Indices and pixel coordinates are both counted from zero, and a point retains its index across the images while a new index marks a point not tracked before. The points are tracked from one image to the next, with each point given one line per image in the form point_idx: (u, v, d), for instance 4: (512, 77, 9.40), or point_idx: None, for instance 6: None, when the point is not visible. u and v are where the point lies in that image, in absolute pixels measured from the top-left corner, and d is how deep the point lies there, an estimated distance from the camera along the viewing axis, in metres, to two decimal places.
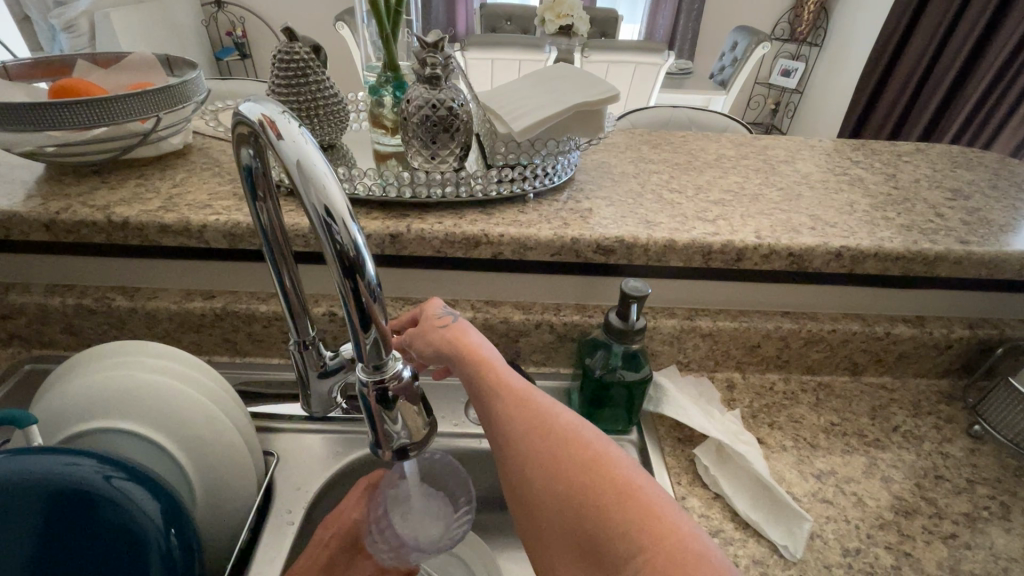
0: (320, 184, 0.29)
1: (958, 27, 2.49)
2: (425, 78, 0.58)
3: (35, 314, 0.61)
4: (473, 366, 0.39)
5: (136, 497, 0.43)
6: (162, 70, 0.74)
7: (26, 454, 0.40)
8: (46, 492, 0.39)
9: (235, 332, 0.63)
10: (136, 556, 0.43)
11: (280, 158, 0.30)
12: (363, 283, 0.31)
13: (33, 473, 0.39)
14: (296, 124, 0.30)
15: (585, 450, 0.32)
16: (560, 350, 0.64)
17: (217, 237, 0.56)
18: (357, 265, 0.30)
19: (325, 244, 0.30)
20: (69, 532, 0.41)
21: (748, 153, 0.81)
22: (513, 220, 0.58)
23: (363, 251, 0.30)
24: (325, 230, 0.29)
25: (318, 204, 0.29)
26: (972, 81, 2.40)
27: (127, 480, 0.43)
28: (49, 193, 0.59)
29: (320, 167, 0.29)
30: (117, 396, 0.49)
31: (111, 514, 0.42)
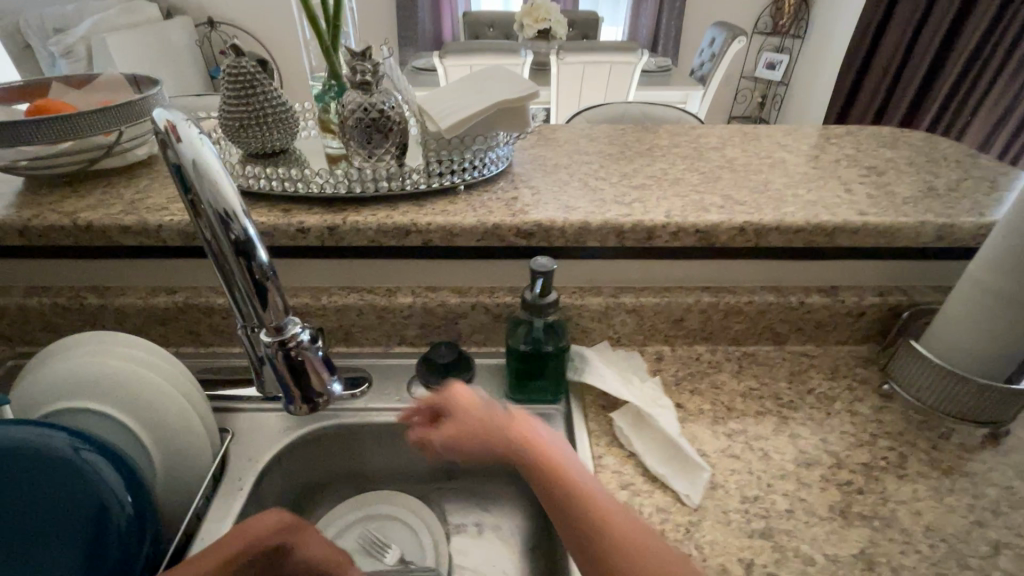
0: (217, 190, 0.37)
1: (931, 13, 2.52)
2: (357, 84, 0.64)
3: (15, 314, 0.67)
4: (537, 453, 0.49)
5: (102, 469, 0.48)
6: (130, 89, 0.80)
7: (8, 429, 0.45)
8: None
9: (197, 324, 0.68)
10: (96, 515, 0.47)
11: (179, 157, 0.36)
12: (255, 264, 0.41)
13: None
14: (197, 129, 0.37)
15: (641, 535, 0.42)
16: (497, 330, 0.69)
17: (173, 236, 0.61)
18: (251, 251, 0.40)
19: (223, 240, 0.39)
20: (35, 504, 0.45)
21: (681, 142, 0.86)
22: (443, 210, 0.64)
23: (255, 242, 0.40)
24: (224, 227, 0.38)
25: (215, 205, 0.37)
26: (949, 65, 2.42)
27: (96, 455, 0.48)
28: (23, 203, 0.65)
29: (214, 172, 0.37)
30: (86, 381, 0.55)
31: (65, 475, 0.46)
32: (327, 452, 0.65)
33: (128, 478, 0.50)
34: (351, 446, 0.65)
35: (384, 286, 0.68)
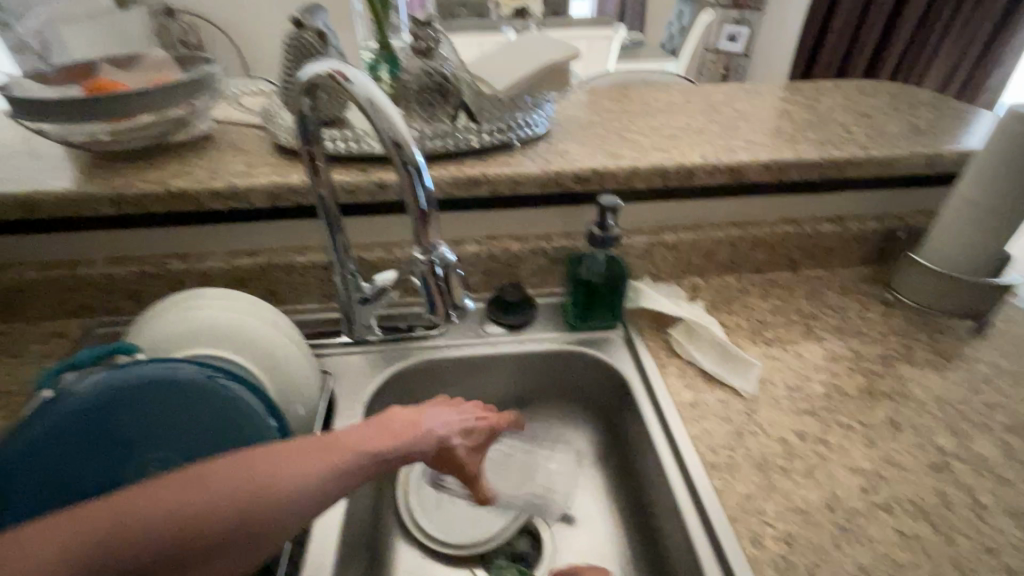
0: (389, 118, 0.42)
1: None
2: (419, 51, 0.70)
3: (101, 284, 0.71)
4: None
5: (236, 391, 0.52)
6: (176, 67, 0.83)
7: (144, 365, 0.49)
8: (112, 407, 0.47)
9: (277, 283, 0.74)
10: (233, 419, 0.51)
11: (354, 95, 0.43)
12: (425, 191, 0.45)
13: (92, 400, 0.46)
14: (358, 71, 0.44)
15: None
16: (553, 272, 0.77)
17: (260, 197, 0.66)
18: (421, 178, 0.44)
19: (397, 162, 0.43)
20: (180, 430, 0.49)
21: (693, 100, 0.95)
22: (505, 163, 0.70)
23: (422, 163, 0.44)
24: (396, 153, 0.43)
25: (391, 133, 0.42)
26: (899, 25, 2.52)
27: (226, 378, 0.52)
28: (104, 176, 0.68)
29: (383, 105, 0.43)
30: (194, 332, 0.60)
31: (182, 392, 0.49)
32: (413, 389, 0.72)
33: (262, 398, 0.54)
34: (434, 383, 0.73)
35: (450, 238, 0.75)
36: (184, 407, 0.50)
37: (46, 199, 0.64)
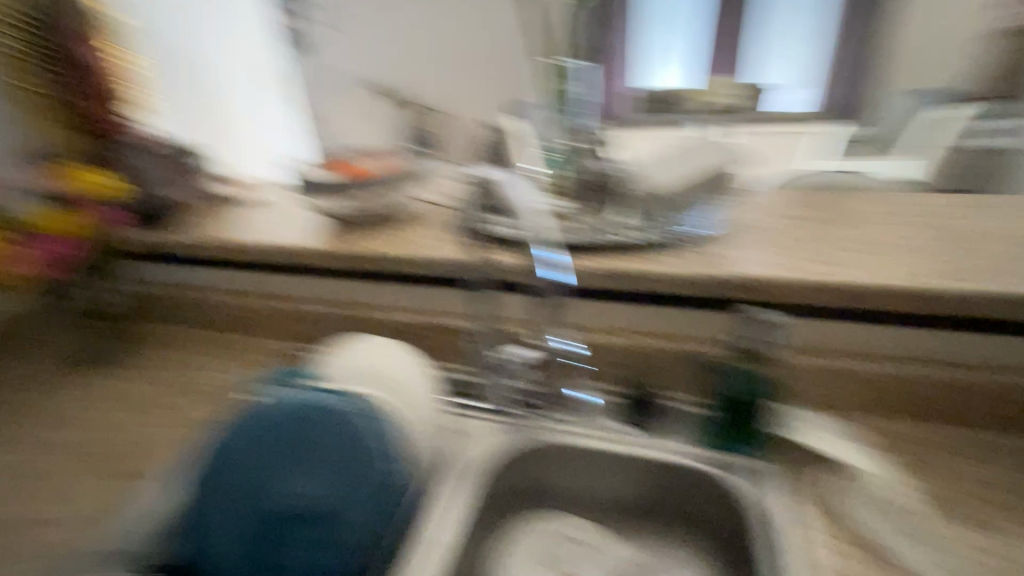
0: None
1: None
2: (592, 154, 0.79)
3: (316, 318, 0.90)
4: None
5: (367, 430, 0.58)
6: (406, 158, 1.04)
7: (310, 393, 0.60)
8: (272, 417, 0.58)
9: (440, 342, 0.84)
10: (359, 455, 0.57)
11: None
12: None
13: (263, 407, 0.59)
14: None
15: None
16: (700, 379, 0.72)
17: (438, 267, 0.78)
18: None
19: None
20: (322, 455, 0.57)
21: (906, 211, 0.82)
22: (658, 262, 0.71)
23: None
24: None
25: None
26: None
27: (364, 416, 0.59)
28: (339, 239, 0.88)
29: None
30: (353, 366, 0.69)
31: (330, 421, 0.58)
32: None
33: (390, 443, 0.59)
34: None
35: (598, 327, 0.76)
36: (330, 433, 0.58)
37: (298, 252, 0.86)
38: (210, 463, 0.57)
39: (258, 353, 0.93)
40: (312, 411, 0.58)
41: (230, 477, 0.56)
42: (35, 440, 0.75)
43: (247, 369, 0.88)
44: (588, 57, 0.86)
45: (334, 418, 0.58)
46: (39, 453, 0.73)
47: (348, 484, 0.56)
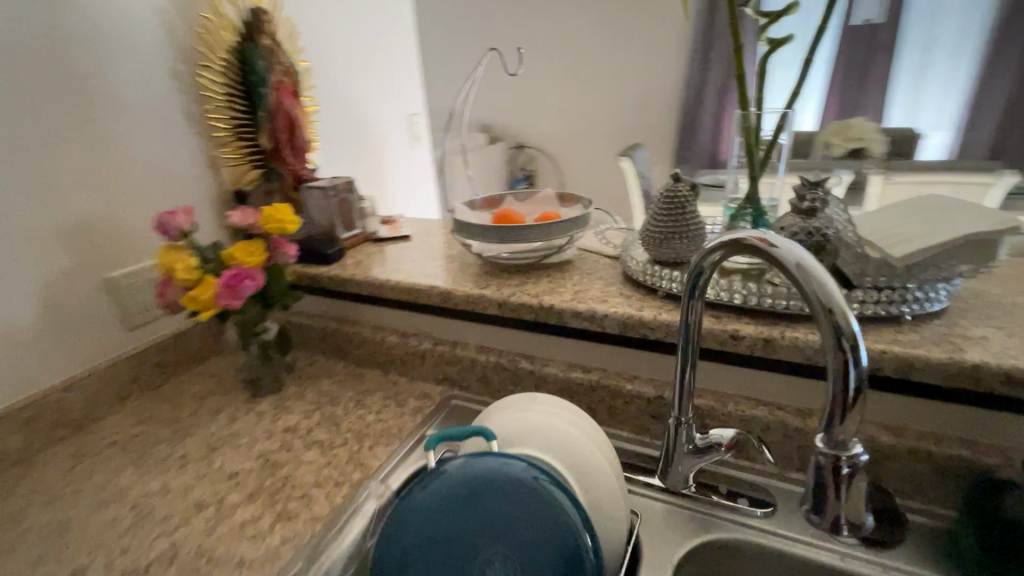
0: (820, 281, 0.40)
1: None
2: (801, 211, 0.68)
3: (466, 364, 0.87)
4: None
5: (559, 500, 0.53)
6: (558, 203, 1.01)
7: (493, 457, 0.56)
8: (459, 485, 0.54)
9: (600, 403, 0.77)
10: (556, 529, 0.53)
11: (779, 260, 0.43)
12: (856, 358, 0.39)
13: (448, 474, 0.55)
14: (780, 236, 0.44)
15: None
16: (936, 486, 0.59)
17: (615, 324, 0.72)
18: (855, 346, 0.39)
19: (826, 333, 0.40)
20: (518, 529, 0.53)
21: None
22: (892, 340, 0.60)
23: (859, 333, 0.39)
24: (827, 321, 0.40)
25: (823, 301, 0.40)
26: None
27: (551, 483, 0.54)
28: (496, 283, 0.86)
29: (813, 267, 0.41)
30: (526, 430, 0.66)
31: (520, 490, 0.53)
32: (721, 568, 0.62)
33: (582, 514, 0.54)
34: (746, 571, 0.61)
35: (797, 406, 0.66)
36: (523, 505, 0.53)
37: (458, 295, 0.83)
38: (402, 535, 0.53)
39: (404, 394, 0.91)
40: (500, 479, 0.54)
41: (425, 552, 0.52)
42: (205, 466, 0.76)
43: (396, 411, 0.86)
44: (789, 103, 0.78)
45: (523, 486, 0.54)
46: (210, 481, 0.74)
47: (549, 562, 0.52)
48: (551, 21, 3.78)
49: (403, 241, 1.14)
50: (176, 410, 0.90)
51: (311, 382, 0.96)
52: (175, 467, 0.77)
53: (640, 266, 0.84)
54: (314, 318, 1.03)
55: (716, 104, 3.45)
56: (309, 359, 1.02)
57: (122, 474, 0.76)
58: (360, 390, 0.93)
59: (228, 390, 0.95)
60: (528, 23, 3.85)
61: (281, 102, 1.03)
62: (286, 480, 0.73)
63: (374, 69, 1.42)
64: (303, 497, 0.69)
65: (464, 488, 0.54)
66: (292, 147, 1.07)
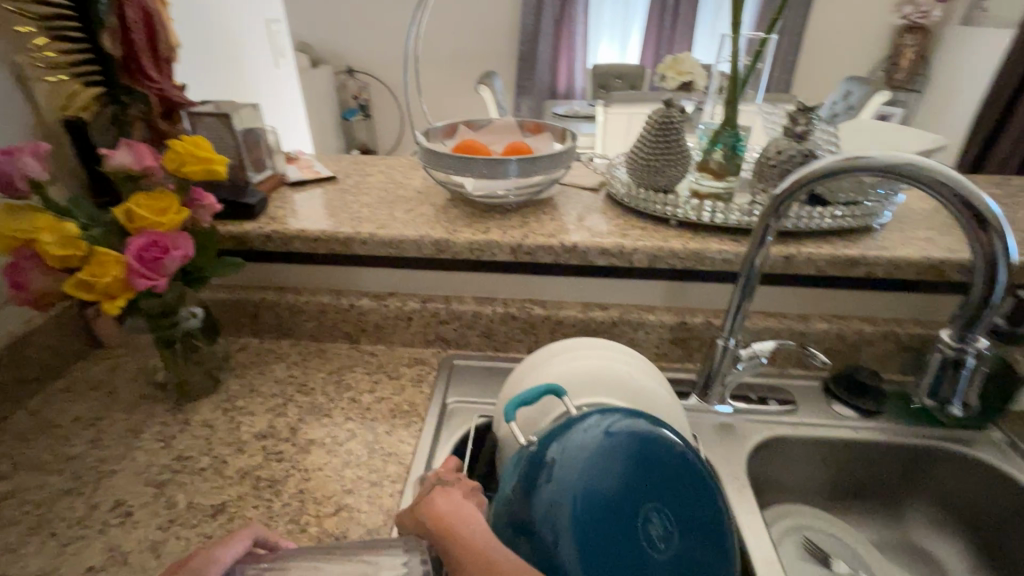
0: (939, 171, 0.45)
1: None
2: (794, 134, 0.73)
3: (466, 320, 0.77)
4: None
5: (647, 429, 0.51)
6: (519, 133, 0.92)
7: (571, 427, 0.51)
8: (569, 474, 0.47)
9: (620, 337, 0.76)
10: (666, 458, 0.49)
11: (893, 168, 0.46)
12: (989, 226, 0.45)
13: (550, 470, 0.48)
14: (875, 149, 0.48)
15: None
16: (898, 359, 0.74)
17: (643, 257, 0.71)
18: (986, 216, 0.45)
19: (964, 218, 0.46)
20: (644, 483, 0.48)
21: (1017, 192, 0.90)
22: (878, 247, 0.70)
23: (1000, 213, 0.45)
24: (960, 203, 0.45)
25: (952, 188, 0.45)
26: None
27: (626, 419, 0.51)
28: (491, 226, 0.76)
29: (925, 163, 0.45)
30: (588, 380, 0.62)
31: (617, 443, 0.49)
32: (763, 463, 0.70)
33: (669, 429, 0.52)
34: (783, 461, 0.70)
35: (797, 312, 0.75)
36: (633, 456, 0.48)
37: (459, 243, 0.72)
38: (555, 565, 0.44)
39: (391, 364, 0.77)
40: (594, 445, 0.49)
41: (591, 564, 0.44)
42: (164, 509, 0.56)
43: (394, 386, 0.73)
44: (770, 29, 0.81)
45: (616, 439, 0.49)
46: (185, 526, 0.54)
47: (680, 492, 0.49)
48: None
49: (330, 183, 0.93)
50: (62, 445, 0.63)
51: (258, 371, 0.76)
52: (114, 522, 0.54)
53: (632, 195, 0.83)
54: (238, 291, 0.79)
55: (553, 33, 3.49)
56: (240, 344, 0.80)
57: (23, 554, 0.51)
58: (332, 370, 0.76)
59: (138, 402, 0.70)
60: None
61: None
62: (302, 497, 0.57)
63: None
64: (339, 512, 0.56)
65: (567, 476, 0.47)
66: (152, 55, 0.75)
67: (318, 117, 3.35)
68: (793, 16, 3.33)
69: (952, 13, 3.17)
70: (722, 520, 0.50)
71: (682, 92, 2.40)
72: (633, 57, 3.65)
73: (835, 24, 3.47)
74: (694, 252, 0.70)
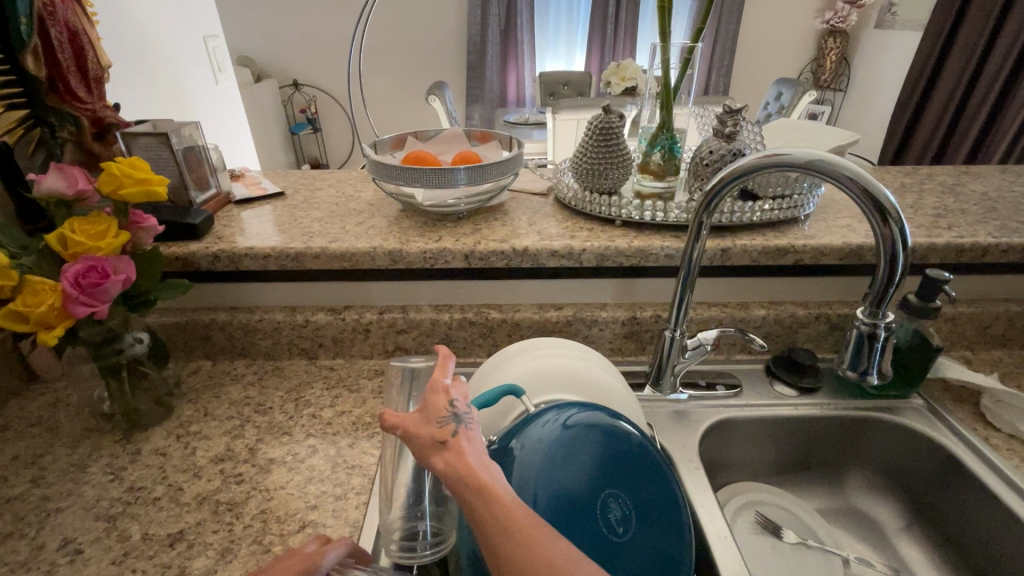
0: (844, 168, 0.49)
1: (954, 55, 2.65)
2: (724, 134, 0.78)
3: (424, 328, 0.78)
4: None
5: (603, 419, 0.52)
6: (467, 142, 0.94)
7: (530, 423, 0.52)
8: (529, 471, 0.48)
9: (575, 336, 0.79)
10: (621, 447, 0.51)
11: (806, 167, 0.51)
12: (892, 219, 0.49)
13: (512, 467, 0.49)
14: (790, 149, 0.52)
15: None
16: (829, 338, 0.80)
17: (592, 257, 0.74)
18: (889, 210, 0.48)
19: (869, 212, 0.49)
20: (600, 473, 0.50)
21: (924, 181, 0.98)
22: (805, 236, 0.76)
23: (898, 206, 0.48)
24: (863, 198, 0.49)
25: (856, 185, 0.49)
26: (1015, 98, 2.32)
27: (583, 411, 0.52)
28: (444, 234, 0.77)
29: (832, 161, 0.50)
30: (546, 377, 0.64)
31: (575, 436, 0.50)
32: (715, 445, 0.74)
33: (624, 418, 0.54)
34: (733, 441, 0.75)
35: (738, 301, 0.80)
36: (589, 448, 0.50)
37: (413, 252, 0.73)
38: None
39: (351, 377, 0.77)
40: (553, 440, 0.50)
41: None
42: (118, 543, 0.54)
43: (355, 398, 0.73)
44: (696, 37, 0.87)
45: (574, 432, 0.50)
46: (142, 558, 0.53)
47: (636, 478, 0.51)
48: None
49: (278, 199, 0.92)
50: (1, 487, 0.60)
51: (213, 394, 0.74)
52: (63, 561, 0.52)
53: (579, 198, 0.86)
54: (187, 313, 0.77)
55: (500, 43, 3.55)
56: (191, 369, 0.78)
57: None
58: (290, 387, 0.75)
59: (82, 436, 0.67)
60: None
61: (52, 2, 0.69)
62: (265, 517, 0.57)
63: None
64: (304, 528, 0.56)
65: (528, 473, 0.48)
66: (81, 75, 0.74)
67: (264, 132, 3.26)
68: (725, 22, 3.50)
69: (867, 18, 3.42)
70: (677, 504, 0.53)
71: (626, 96, 2.49)
72: (579, 64, 3.75)
73: (765, 29, 3.68)
74: (639, 249, 0.74)
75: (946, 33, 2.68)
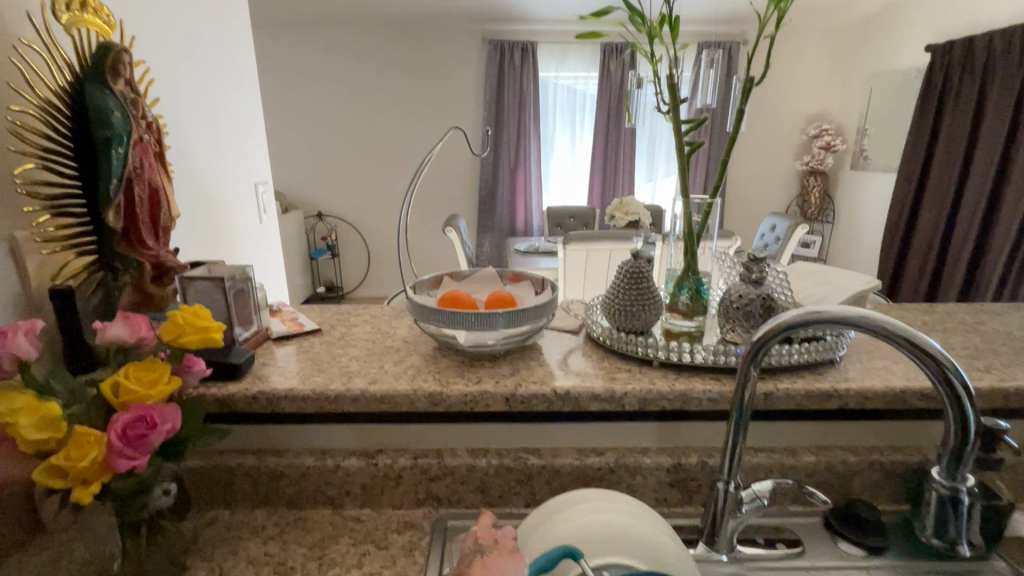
0: (883, 321, 0.52)
1: (927, 196, 2.86)
2: (750, 280, 0.82)
3: (460, 474, 0.74)
4: None
5: None
6: (500, 283, 0.98)
7: None
8: None
9: (618, 484, 0.75)
10: None
11: (845, 323, 0.53)
12: (941, 359, 0.52)
13: None
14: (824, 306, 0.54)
15: None
16: (885, 488, 0.75)
17: (633, 400, 0.73)
18: (937, 356, 0.51)
19: (921, 356, 0.52)
20: None
21: (945, 320, 1.01)
22: (845, 379, 0.75)
23: (942, 350, 0.52)
24: (909, 347, 0.52)
25: (900, 334, 0.52)
26: (996, 234, 2.47)
27: None
28: (483, 375, 0.77)
29: (868, 315, 0.52)
30: (596, 538, 0.59)
31: None
32: None
33: None
34: None
35: (784, 446, 0.77)
36: None
37: (453, 394, 0.72)
38: None
39: (379, 531, 0.72)
40: None
41: None
42: None
43: (384, 557, 0.67)
44: (713, 193, 0.95)
45: None
46: None
47: None
48: (346, 96, 3.80)
49: (316, 336, 0.94)
50: None
51: (229, 552, 0.68)
52: None
53: (612, 337, 0.87)
54: (214, 457, 0.75)
55: (510, 181, 3.89)
56: (209, 520, 0.73)
57: None
58: (313, 543, 0.70)
59: None
60: (321, 94, 3.79)
61: (141, 166, 0.75)
62: None
63: (217, 132, 1.19)
64: None
65: None
66: (152, 226, 0.79)
67: None
68: None
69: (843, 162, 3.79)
70: None
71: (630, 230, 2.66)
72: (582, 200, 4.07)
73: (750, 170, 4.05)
74: (680, 393, 0.73)
75: (917, 176, 2.94)
